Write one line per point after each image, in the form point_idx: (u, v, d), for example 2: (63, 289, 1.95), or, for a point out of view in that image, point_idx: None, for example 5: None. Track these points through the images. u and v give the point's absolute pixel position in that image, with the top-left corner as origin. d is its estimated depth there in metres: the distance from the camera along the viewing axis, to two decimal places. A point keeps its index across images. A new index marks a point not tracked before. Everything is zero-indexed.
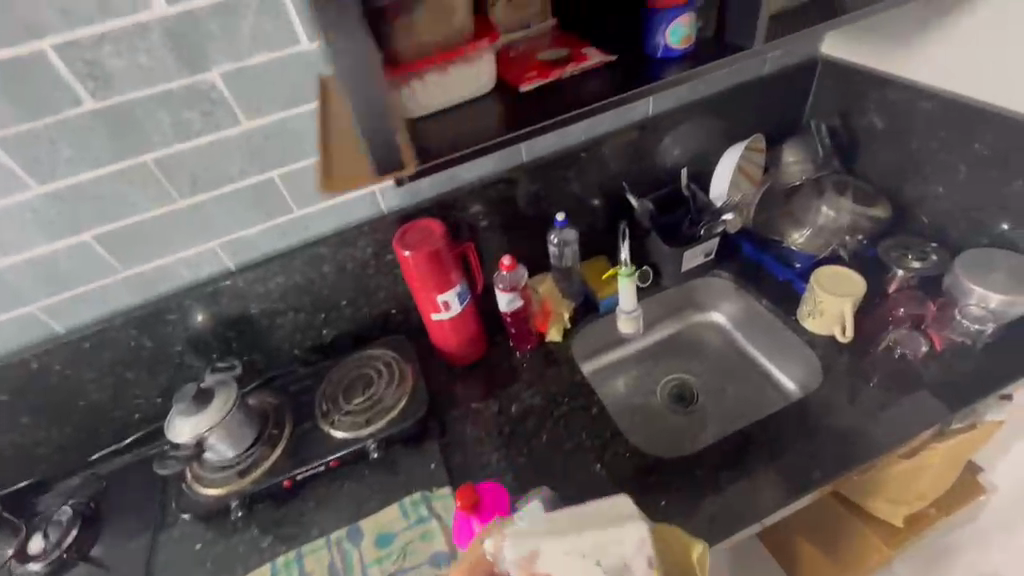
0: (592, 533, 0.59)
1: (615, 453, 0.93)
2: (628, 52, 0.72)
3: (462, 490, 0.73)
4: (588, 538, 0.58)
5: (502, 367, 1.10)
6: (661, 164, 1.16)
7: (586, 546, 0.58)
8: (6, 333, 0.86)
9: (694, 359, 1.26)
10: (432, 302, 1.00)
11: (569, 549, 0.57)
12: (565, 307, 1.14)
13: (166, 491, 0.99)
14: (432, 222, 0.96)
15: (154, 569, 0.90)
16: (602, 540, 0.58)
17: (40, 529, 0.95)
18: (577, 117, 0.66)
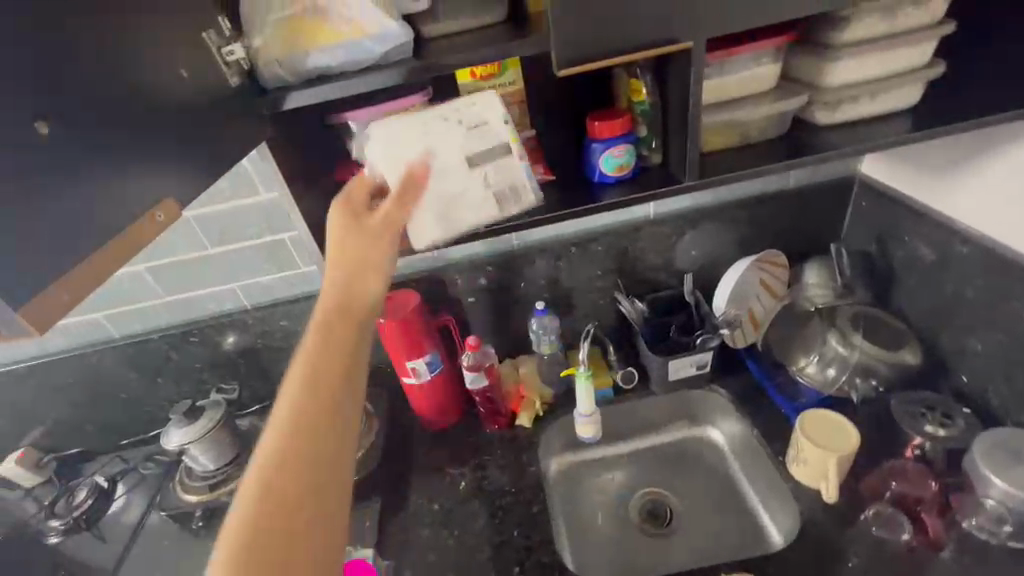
0: (456, 113, 0.68)
1: (538, 560, 0.92)
2: (573, 177, 0.79)
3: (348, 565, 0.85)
4: (456, 116, 0.68)
5: (467, 441, 1.11)
6: (664, 266, 1.13)
7: (455, 119, 0.68)
8: (78, 331, 1.10)
9: (678, 475, 1.15)
10: (402, 367, 1.05)
11: (445, 120, 0.68)
12: (539, 394, 1.13)
13: (160, 486, 1.13)
14: (412, 294, 1.05)
15: (127, 553, 1.03)
16: (466, 119, 0.68)
17: (66, 493, 1.13)
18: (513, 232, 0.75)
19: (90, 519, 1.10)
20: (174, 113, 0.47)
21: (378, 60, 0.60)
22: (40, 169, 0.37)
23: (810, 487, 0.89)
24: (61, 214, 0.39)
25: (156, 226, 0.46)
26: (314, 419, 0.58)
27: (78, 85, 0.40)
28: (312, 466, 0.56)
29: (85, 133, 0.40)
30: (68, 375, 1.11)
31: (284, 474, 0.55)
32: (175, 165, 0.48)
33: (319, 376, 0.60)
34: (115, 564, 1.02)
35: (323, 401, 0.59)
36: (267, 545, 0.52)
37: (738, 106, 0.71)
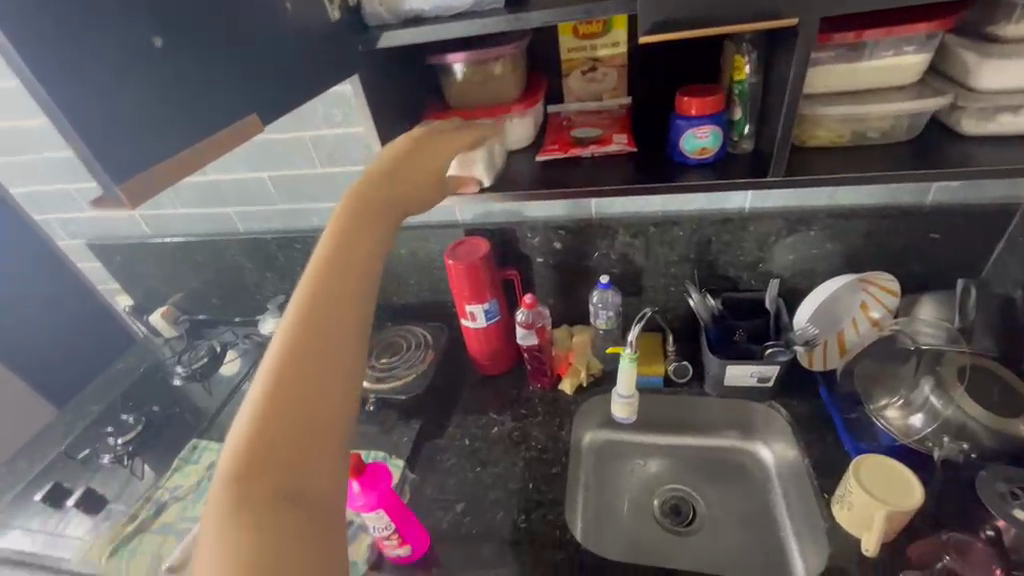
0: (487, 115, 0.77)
1: (542, 515, 0.95)
2: (653, 151, 0.76)
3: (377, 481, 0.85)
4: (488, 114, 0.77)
5: (509, 392, 1.17)
6: (749, 266, 1.05)
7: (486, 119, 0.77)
8: (214, 220, 1.31)
9: (714, 482, 1.11)
10: (462, 309, 1.12)
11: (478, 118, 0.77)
12: (585, 365, 1.14)
13: (254, 362, 1.34)
14: (482, 242, 1.09)
15: (225, 406, 1.26)
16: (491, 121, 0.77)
17: (189, 349, 1.39)
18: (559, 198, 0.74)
19: (202, 374, 1.34)
20: (272, 40, 0.54)
21: (469, 7, 0.64)
22: (155, 74, 0.45)
23: (849, 534, 0.82)
24: (163, 113, 0.46)
25: (234, 138, 0.52)
26: (330, 306, 0.55)
27: (195, 9, 0.47)
28: (328, 360, 0.53)
29: (192, 48, 0.48)
30: (204, 255, 1.34)
31: (301, 358, 0.52)
32: (267, 88, 0.55)
33: (337, 270, 0.58)
34: (215, 412, 1.25)
35: (342, 291, 0.57)
36: (279, 435, 0.48)
37: (863, 100, 0.63)
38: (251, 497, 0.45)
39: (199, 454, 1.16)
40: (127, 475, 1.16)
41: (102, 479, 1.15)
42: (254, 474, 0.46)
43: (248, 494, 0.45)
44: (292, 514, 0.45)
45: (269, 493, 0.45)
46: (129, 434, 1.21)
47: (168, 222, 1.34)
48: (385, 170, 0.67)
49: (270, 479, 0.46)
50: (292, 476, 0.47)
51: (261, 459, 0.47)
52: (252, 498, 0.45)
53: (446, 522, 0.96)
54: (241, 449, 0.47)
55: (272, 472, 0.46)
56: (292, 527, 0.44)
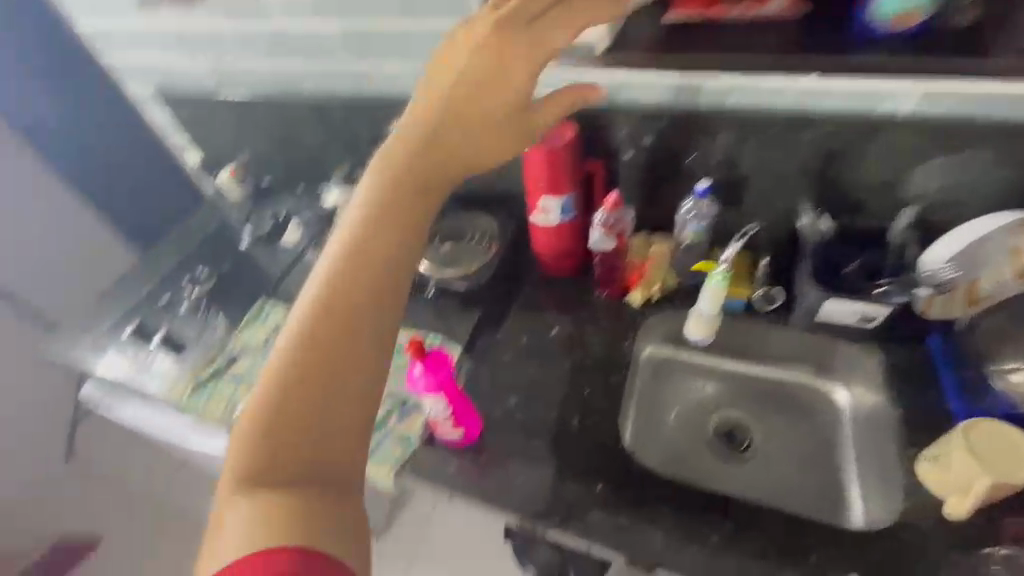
0: None
1: (595, 422, 0.94)
2: None
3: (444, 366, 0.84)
4: None
5: (572, 296, 1.11)
6: (881, 189, 0.88)
7: None
8: (280, 75, 1.22)
9: (776, 414, 1.04)
10: (535, 202, 1.03)
11: None
12: (660, 279, 1.05)
13: (318, 233, 1.33)
14: (568, 127, 0.96)
15: (289, 272, 1.28)
16: None
17: (255, 213, 1.40)
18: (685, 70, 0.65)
19: (268, 239, 1.35)
20: None
21: None
22: None
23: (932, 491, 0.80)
24: None
25: None
26: (370, 250, 0.56)
27: None
28: (362, 302, 0.54)
29: None
30: (269, 114, 1.28)
31: (338, 297, 0.54)
32: None
33: (385, 211, 0.59)
34: (281, 277, 1.28)
35: (383, 236, 0.57)
36: (311, 370, 0.51)
37: None
38: (285, 422, 0.49)
39: (267, 315, 1.22)
40: (201, 322, 1.22)
41: (179, 322, 1.22)
42: (287, 403, 0.49)
43: (276, 425, 0.49)
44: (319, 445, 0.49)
45: (297, 422, 0.49)
46: (204, 288, 1.27)
47: (233, 76, 1.27)
48: (440, 106, 0.64)
49: (299, 410, 0.49)
50: (318, 410, 0.50)
51: (292, 391, 0.50)
52: (286, 424, 0.49)
53: (500, 413, 0.96)
54: (278, 379, 0.50)
55: (300, 405, 0.49)
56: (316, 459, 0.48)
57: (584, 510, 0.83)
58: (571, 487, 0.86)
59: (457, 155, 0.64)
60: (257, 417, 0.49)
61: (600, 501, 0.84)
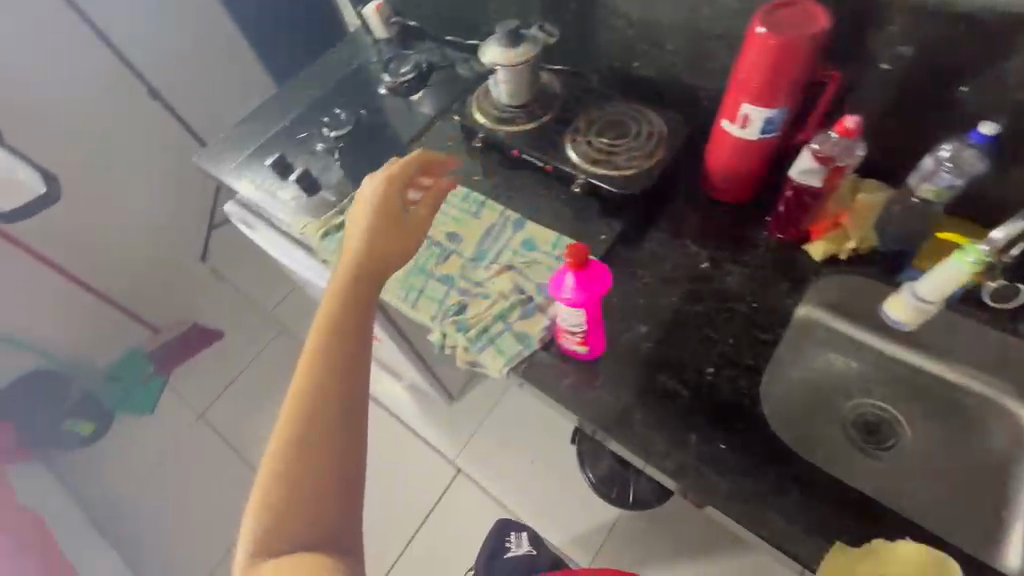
0: None
1: (733, 378, 0.83)
2: None
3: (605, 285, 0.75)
4: None
5: (737, 229, 0.96)
6: None
7: None
8: None
9: (933, 421, 0.91)
10: (734, 107, 0.83)
11: None
12: (859, 236, 0.86)
13: (459, 96, 1.23)
14: (819, 13, 0.72)
15: (421, 134, 1.20)
16: None
17: (399, 60, 1.31)
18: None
19: (406, 91, 1.27)
20: None
21: None
22: None
23: None
24: None
25: None
26: (343, 296, 0.79)
27: None
28: (343, 330, 0.76)
29: None
30: None
31: (330, 326, 0.76)
32: None
33: (354, 264, 0.81)
34: (412, 137, 1.21)
35: (352, 287, 0.79)
36: (315, 381, 0.72)
37: None
38: (293, 480, 0.67)
39: None
40: (333, 166, 1.20)
41: (314, 161, 1.21)
42: (307, 411, 0.70)
43: (299, 425, 0.69)
44: (320, 501, 0.67)
45: (313, 421, 0.69)
46: (339, 131, 1.23)
47: None
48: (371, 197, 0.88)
49: (314, 412, 0.70)
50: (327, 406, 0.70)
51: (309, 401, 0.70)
52: (290, 489, 0.66)
53: (624, 337, 0.88)
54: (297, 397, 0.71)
55: (312, 408, 0.70)
56: (323, 499, 0.67)
57: (701, 464, 0.77)
58: (691, 437, 0.79)
59: (389, 220, 0.86)
60: (282, 458, 0.68)
61: (720, 459, 0.77)
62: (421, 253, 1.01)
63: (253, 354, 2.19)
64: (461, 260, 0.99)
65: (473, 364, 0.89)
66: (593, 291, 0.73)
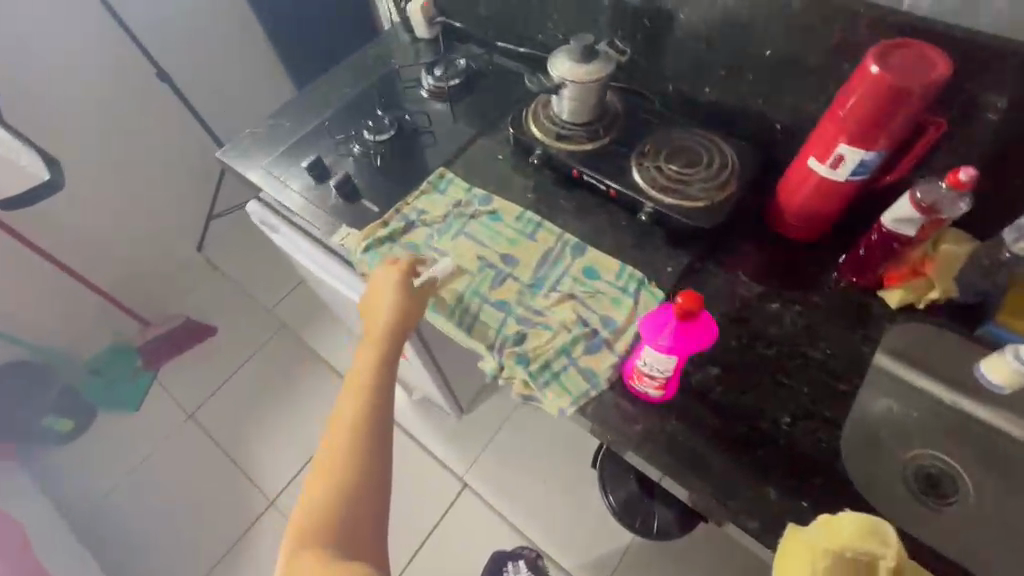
0: None
1: (811, 430, 0.79)
2: None
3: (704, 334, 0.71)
4: None
5: (807, 270, 0.92)
6: None
7: None
8: None
9: (999, 477, 0.88)
10: (827, 146, 0.80)
11: None
12: (942, 287, 0.83)
13: (509, 107, 1.17)
14: (938, 59, 0.69)
15: (469, 145, 1.13)
16: None
17: (445, 62, 1.24)
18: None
19: (452, 97, 1.20)
20: None
21: None
22: None
23: None
24: None
25: None
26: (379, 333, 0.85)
27: None
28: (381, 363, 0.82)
29: None
30: None
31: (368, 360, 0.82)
32: None
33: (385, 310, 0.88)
34: (459, 147, 1.13)
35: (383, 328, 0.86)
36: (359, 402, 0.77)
37: None
38: (337, 494, 0.68)
39: (446, 186, 1.07)
40: (373, 172, 1.12)
41: (352, 166, 1.13)
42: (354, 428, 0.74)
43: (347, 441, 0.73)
44: (355, 516, 0.68)
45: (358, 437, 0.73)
46: (381, 135, 1.13)
47: None
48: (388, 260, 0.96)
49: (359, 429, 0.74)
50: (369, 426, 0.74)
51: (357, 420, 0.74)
52: (336, 504, 0.67)
53: (695, 379, 0.83)
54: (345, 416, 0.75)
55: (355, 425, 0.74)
56: (360, 516, 0.68)
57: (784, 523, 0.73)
58: (771, 493, 0.75)
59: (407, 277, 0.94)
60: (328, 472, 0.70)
61: (802, 519, 0.73)
62: (474, 274, 0.95)
63: (247, 354, 2.08)
64: (519, 286, 0.93)
65: (529, 398, 0.85)
66: (685, 340, 0.69)
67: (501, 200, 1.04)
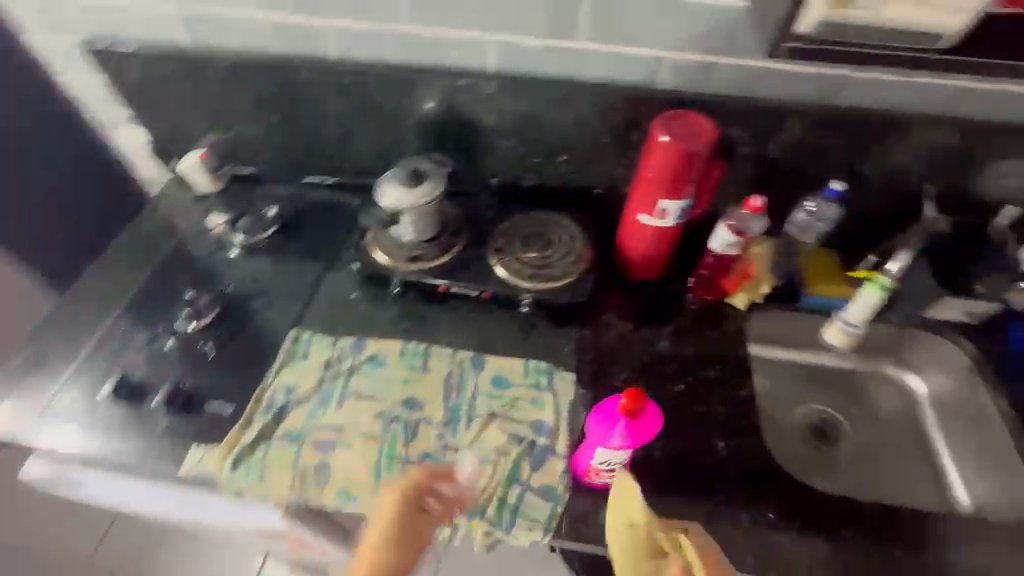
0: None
1: (741, 443, 0.87)
2: None
3: (645, 414, 0.73)
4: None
5: (669, 302, 1.02)
6: (978, 189, 0.93)
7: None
8: (298, 38, 0.97)
9: (857, 406, 1.07)
10: (650, 203, 0.91)
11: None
12: (768, 280, 1.00)
13: (342, 242, 1.08)
14: (704, 122, 0.85)
15: (315, 293, 1.01)
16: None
17: (250, 212, 1.10)
18: (845, 62, 0.69)
19: (272, 248, 1.06)
20: None
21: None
22: None
23: None
24: None
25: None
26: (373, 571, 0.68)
27: None
28: None
29: None
30: (275, 86, 1.01)
31: None
32: None
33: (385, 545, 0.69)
34: (304, 299, 1.00)
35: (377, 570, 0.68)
36: None
37: None
38: None
39: (306, 348, 0.93)
40: (208, 365, 0.92)
41: (178, 369, 0.92)
42: None
43: None
44: None
45: None
46: (203, 320, 0.95)
47: (216, 29, 0.98)
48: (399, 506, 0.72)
49: None
50: None
51: None
52: None
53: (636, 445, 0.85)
54: None
55: None
56: None
57: (768, 543, 0.78)
58: (741, 519, 0.80)
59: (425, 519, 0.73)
60: None
61: (774, 529, 0.79)
62: (380, 437, 0.84)
63: None
64: (434, 428, 0.85)
65: (493, 544, 0.78)
66: (633, 427, 0.72)
67: (375, 340, 0.95)
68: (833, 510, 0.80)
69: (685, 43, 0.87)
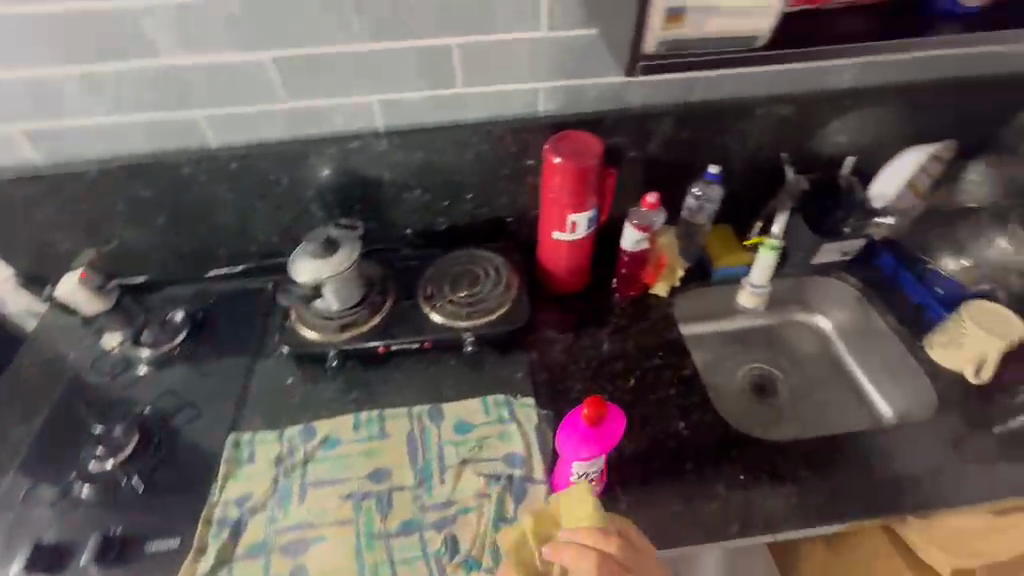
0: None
1: (698, 419, 0.92)
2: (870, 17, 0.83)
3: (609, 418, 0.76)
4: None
5: (600, 306, 1.07)
6: (822, 148, 1.08)
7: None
8: (169, 134, 0.93)
9: (784, 356, 1.18)
10: (561, 219, 0.96)
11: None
12: (680, 265, 1.09)
13: (263, 328, 1.02)
14: (588, 138, 0.92)
15: (247, 389, 0.94)
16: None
17: (152, 322, 1.01)
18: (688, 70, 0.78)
19: (186, 354, 0.98)
20: None
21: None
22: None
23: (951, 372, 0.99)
24: None
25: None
26: None
27: None
28: None
29: None
30: (153, 186, 0.95)
31: None
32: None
33: None
34: (235, 398, 0.93)
35: None
36: None
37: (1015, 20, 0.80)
38: None
39: (250, 451, 0.86)
40: (139, 499, 0.82)
41: (105, 517, 0.81)
42: None
43: None
44: None
45: None
46: (121, 453, 0.85)
47: (73, 139, 0.91)
48: None
49: None
50: None
51: None
52: None
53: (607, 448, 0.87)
54: None
55: None
56: None
57: (745, 503, 0.83)
58: (718, 489, 0.84)
59: None
60: None
61: (747, 489, 0.85)
62: (354, 520, 0.80)
63: None
64: (409, 493, 0.82)
65: None
66: (598, 433, 0.74)
67: (324, 422, 0.90)
68: (789, 454, 0.87)
69: (552, 73, 0.94)
